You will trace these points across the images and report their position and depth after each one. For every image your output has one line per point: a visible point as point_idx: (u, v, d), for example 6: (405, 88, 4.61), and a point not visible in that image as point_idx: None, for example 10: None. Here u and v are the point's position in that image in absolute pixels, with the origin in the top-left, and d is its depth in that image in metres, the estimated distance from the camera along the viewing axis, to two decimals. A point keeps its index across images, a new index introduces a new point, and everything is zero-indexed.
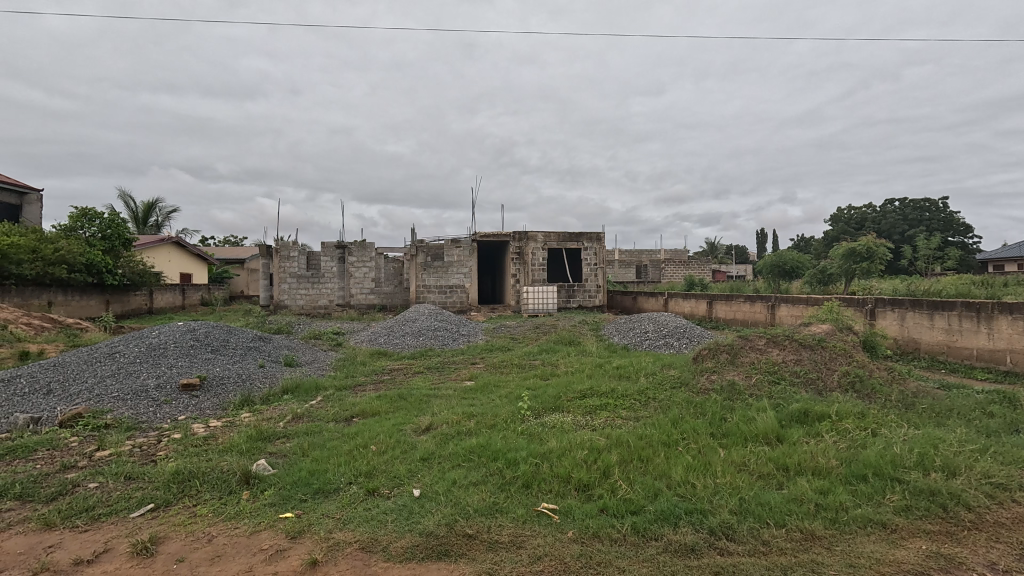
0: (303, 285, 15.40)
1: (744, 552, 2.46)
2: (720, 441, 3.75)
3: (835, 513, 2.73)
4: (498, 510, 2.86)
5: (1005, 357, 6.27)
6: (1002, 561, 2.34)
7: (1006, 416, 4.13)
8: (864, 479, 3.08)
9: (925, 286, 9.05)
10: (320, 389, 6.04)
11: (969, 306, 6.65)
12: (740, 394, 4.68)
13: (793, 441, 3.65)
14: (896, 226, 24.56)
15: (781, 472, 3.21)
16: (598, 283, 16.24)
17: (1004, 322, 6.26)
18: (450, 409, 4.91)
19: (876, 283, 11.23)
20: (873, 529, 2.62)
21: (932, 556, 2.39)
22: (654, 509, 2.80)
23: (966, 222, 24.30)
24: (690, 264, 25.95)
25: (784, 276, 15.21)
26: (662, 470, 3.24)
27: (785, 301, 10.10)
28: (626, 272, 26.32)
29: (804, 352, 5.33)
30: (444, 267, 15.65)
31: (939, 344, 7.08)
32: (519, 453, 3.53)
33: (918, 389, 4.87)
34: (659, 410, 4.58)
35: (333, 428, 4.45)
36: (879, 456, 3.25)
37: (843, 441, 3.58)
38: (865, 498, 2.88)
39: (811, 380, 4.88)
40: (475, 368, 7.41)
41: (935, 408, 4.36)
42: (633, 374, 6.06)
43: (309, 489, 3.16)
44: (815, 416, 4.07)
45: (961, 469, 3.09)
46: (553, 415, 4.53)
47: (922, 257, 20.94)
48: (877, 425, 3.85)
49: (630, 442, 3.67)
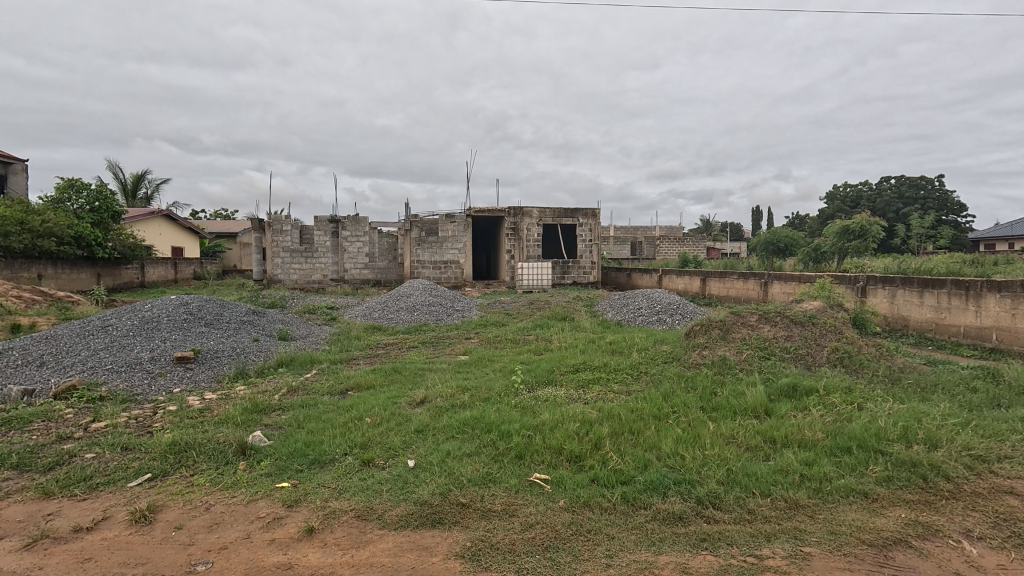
0: (297, 260, 15.28)
1: (730, 520, 2.54)
2: (710, 414, 3.81)
3: (819, 483, 2.81)
4: (492, 480, 2.92)
5: (991, 335, 6.37)
6: (977, 529, 2.43)
7: (989, 391, 4.22)
8: (848, 451, 3.16)
9: (915, 264, 9.12)
10: (314, 363, 6.07)
11: (960, 283, 6.71)
12: (731, 369, 4.76)
13: (780, 415, 3.73)
14: (890, 204, 24.65)
15: (768, 444, 3.28)
16: (593, 259, 16.23)
17: (992, 300, 6.35)
18: (444, 382, 4.96)
19: (869, 261, 11.30)
20: (855, 498, 2.70)
21: (911, 524, 2.47)
22: (643, 479, 2.87)
23: (961, 201, 24.36)
24: (686, 240, 26.03)
25: (778, 253, 15.22)
26: (652, 442, 3.31)
27: (778, 279, 10.16)
28: (621, 249, 26.46)
29: (794, 329, 5.38)
30: (438, 242, 15.56)
31: (927, 321, 7.17)
32: (512, 426, 3.59)
33: (905, 364, 4.96)
34: (650, 384, 4.65)
35: (329, 400, 4.49)
36: (864, 429, 3.32)
37: (829, 415, 3.65)
38: (848, 469, 2.95)
39: (800, 356, 4.95)
40: (469, 343, 7.44)
41: (921, 382, 4.45)
42: (626, 349, 6.12)
43: (305, 460, 3.21)
44: (803, 390, 4.14)
45: (943, 442, 3.17)
46: (546, 389, 4.59)
47: (914, 235, 21.10)
48: (863, 400, 3.92)
49: (622, 414, 3.74)
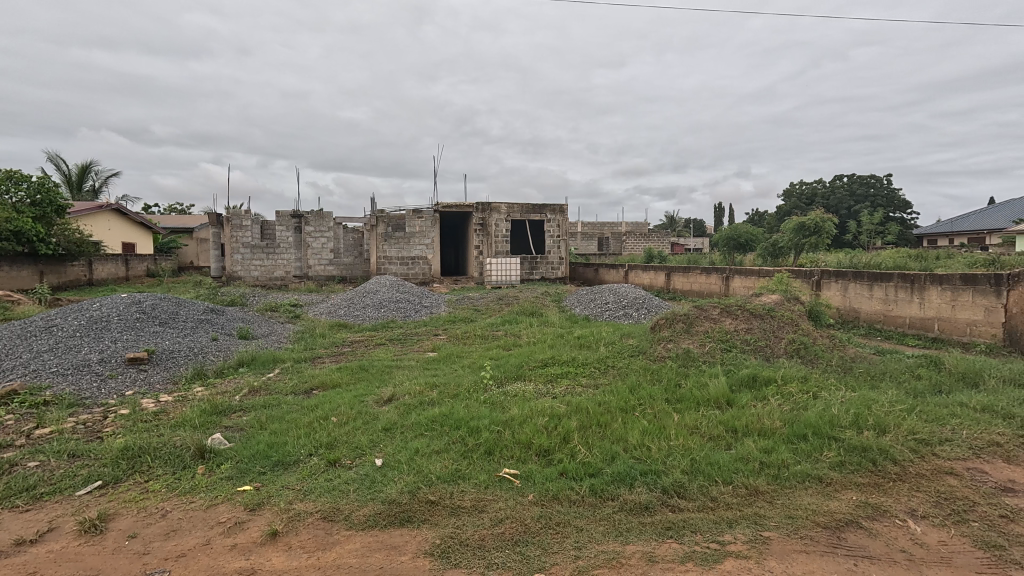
0: (258, 256, 14.81)
1: (694, 508, 2.61)
2: (674, 406, 3.91)
3: (777, 470, 2.92)
4: (460, 477, 2.91)
5: (933, 325, 6.76)
6: (921, 508, 2.58)
7: (932, 377, 4.49)
8: (804, 438, 3.29)
9: (865, 259, 9.58)
10: (277, 362, 5.91)
11: (905, 277, 7.08)
12: (694, 361, 4.89)
13: (741, 405, 3.86)
14: (843, 201, 25.78)
15: (730, 433, 3.39)
16: (561, 254, 16.36)
17: (934, 293, 6.73)
18: (412, 379, 4.91)
19: (822, 255, 11.82)
20: (811, 483, 2.82)
21: (861, 505, 2.61)
22: (611, 471, 2.92)
23: (908, 199, 25.68)
24: (651, 236, 26.54)
25: (739, 248, 15.71)
26: (619, 434, 3.37)
27: (738, 273, 10.49)
28: (589, 244, 26.77)
29: (754, 321, 5.56)
30: (405, 238, 15.37)
31: (876, 312, 7.54)
32: (481, 421, 3.58)
33: (856, 354, 5.21)
34: (617, 377, 4.74)
35: (292, 400, 4.39)
36: (818, 416, 3.47)
37: (786, 404, 3.80)
38: (804, 455, 3.08)
39: (759, 348, 5.14)
40: (437, 339, 7.40)
41: (870, 371, 4.69)
42: (593, 343, 6.21)
43: (268, 461, 3.12)
44: (763, 380, 4.29)
45: (891, 427, 3.34)
46: (514, 383, 4.61)
47: (865, 231, 22.14)
48: (817, 388, 4.10)
49: (589, 408, 3.79)
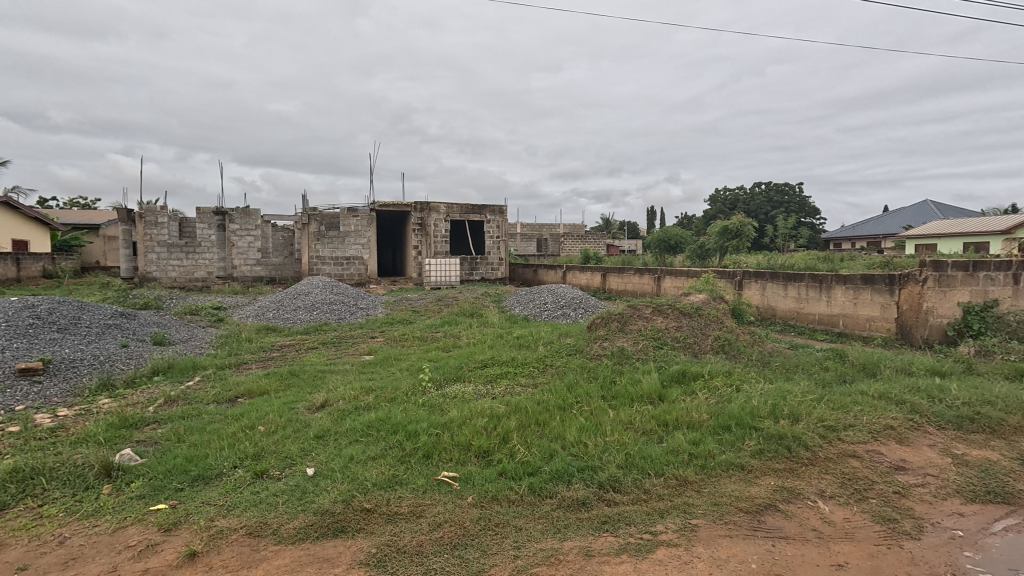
0: (176, 255, 13.75)
1: (628, 501, 2.70)
2: (610, 402, 4.03)
3: (704, 460, 3.08)
4: (398, 482, 2.84)
5: (839, 321, 7.40)
6: (829, 489, 2.82)
7: (837, 369, 4.91)
8: (728, 429, 3.50)
9: (781, 260, 10.34)
10: (197, 369, 5.51)
11: (814, 277, 7.71)
12: (628, 358, 5.07)
13: (672, 399, 4.04)
14: (761, 207, 27.73)
15: (661, 427, 3.55)
16: (500, 255, 16.42)
17: (839, 291, 7.37)
18: (347, 384, 4.74)
19: (743, 257, 12.64)
20: (734, 471, 3.00)
21: (779, 490, 2.80)
22: (549, 469, 2.95)
23: (816, 206, 28.01)
24: (588, 238, 27.27)
25: (669, 250, 16.47)
26: (557, 432, 3.42)
27: (669, 274, 10.99)
28: (528, 245, 27.08)
29: (683, 319, 5.84)
30: (340, 237, 14.83)
31: (791, 310, 8.16)
32: (420, 425, 3.52)
33: (773, 349, 5.61)
34: (555, 376, 4.82)
35: (215, 409, 4.10)
36: (741, 408, 3.69)
37: (712, 397, 4.02)
38: (728, 445, 3.28)
39: (688, 345, 5.40)
40: (374, 342, 7.19)
41: (785, 364, 5.06)
42: (532, 343, 6.27)
43: (186, 477, 2.89)
44: (691, 375, 4.52)
45: (803, 416, 3.62)
46: (454, 385, 4.57)
47: (780, 235, 23.92)
48: (740, 382, 4.37)
49: (528, 407, 3.82)
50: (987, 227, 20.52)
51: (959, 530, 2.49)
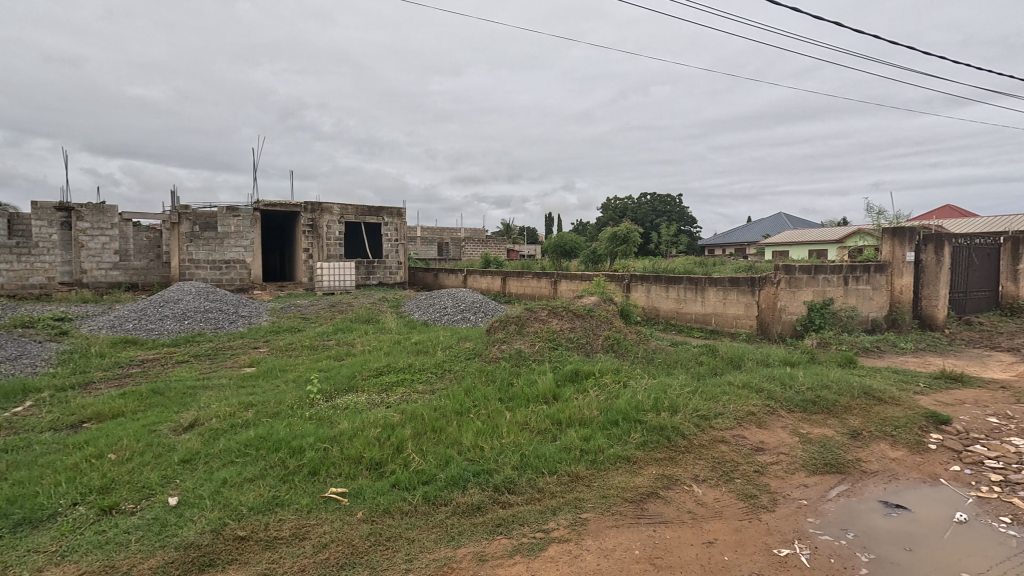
0: (3, 258, 11.59)
1: (523, 502, 2.73)
2: (507, 405, 4.07)
3: (594, 455, 3.22)
4: (278, 504, 2.62)
5: (711, 320, 8.19)
6: (702, 474, 3.08)
7: (710, 362, 5.43)
8: (615, 424, 3.69)
9: (663, 264, 11.24)
10: (28, 392, 4.66)
11: (691, 280, 8.46)
12: (525, 360, 5.17)
13: (565, 398, 4.17)
14: (647, 216, 30.01)
15: (555, 426, 3.65)
16: (399, 259, 15.99)
17: (711, 292, 8.16)
18: (222, 400, 4.29)
19: (631, 262, 13.55)
20: (621, 463, 3.17)
21: (659, 478, 3.01)
22: (445, 476, 2.90)
23: (693, 216, 30.93)
24: (489, 242, 27.59)
25: (565, 255, 17.17)
26: (453, 438, 3.37)
27: (564, 277, 11.43)
28: (428, 249, 26.73)
29: (577, 321, 6.08)
30: (217, 239, 13.49)
31: (672, 310, 8.87)
32: (306, 440, 3.28)
33: (657, 346, 6.06)
34: (453, 381, 4.76)
35: (50, 438, 3.48)
36: (627, 403, 3.92)
37: (602, 394, 4.22)
38: (616, 439, 3.46)
39: (581, 345, 5.64)
40: (257, 352, 6.62)
41: (667, 360, 5.48)
42: (430, 348, 6.16)
43: (5, 522, 2.41)
44: (583, 374, 4.72)
45: (681, 407, 3.93)
46: (346, 396, 4.33)
47: (663, 241, 26.05)
48: (627, 378, 4.65)
49: (424, 414, 3.73)
50: (826, 237, 24.22)
51: (804, 500, 2.85)
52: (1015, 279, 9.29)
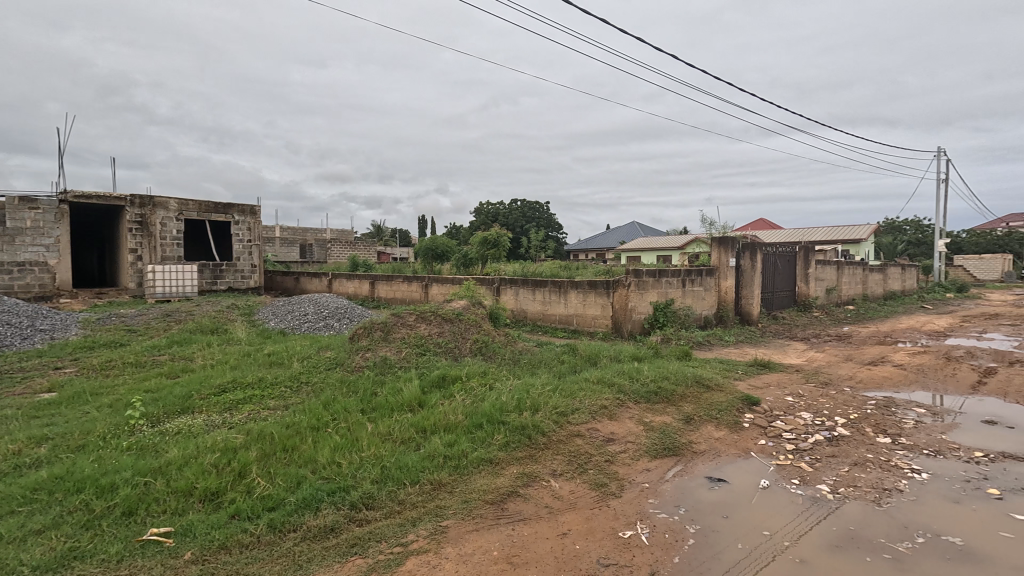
0: None
1: (381, 517, 2.62)
2: (369, 415, 3.90)
3: (457, 460, 3.22)
4: (78, 557, 2.18)
5: (573, 320, 8.73)
6: (559, 468, 3.25)
7: (571, 361, 5.77)
8: (480, 427, 3.74)
9: (531, 268, 11.72)
10: None
11: (555, 283, 8.93)
12: (391, 368, 5.01)
13: (431, 404, 4.11)
14: (518, 221, 31.13)
15: (420, 434, 3.58)
16: (253, 261, 14.51)
17: (573, 294, 8.70)
18: (4, 435, 3.48)
19: (502, 265, 13.92)
20: (484, 466, 3.21)
21: (520, 476, 3.10)
22: (295, 499, 2.67)
23: (559, 222, 32.84)
24: (357, 245, 26.38)
25: (437, 258, 17.06)
26: (307, 456, 3.13)
27: (435, 281, 11.32)
28: (289, 251, 24.71)
29: (445, 325, 6.06)
30: (7, 236, 10.99)
31: (538, 312, 9.28)
32: (120, 475, 2.79)
33: (523, 347, 6.28)
34: (310, 394, 4.43)
35: None
36: (492, 405, 3.99)
37: (468, 398, 4.24)
38: (479, 442, 3.49)
39: (449, 349, 5.63)
40: (60, 374, 5.49)
41: (532, 360, 5.71)
42: (285, 360, 5.67)
43: None
44: (450, 379, 4.70)
45: (542, 406, 4.10)
46: (178, 419, 3.79)
47: (533, 246, 27.25)
48: (493, 381, 4.74)
49: (273, 433, 3.41)
50: (670, 244, 27.36)
51: (646, 483, 3.16)
52: (805, 281, 11.37)
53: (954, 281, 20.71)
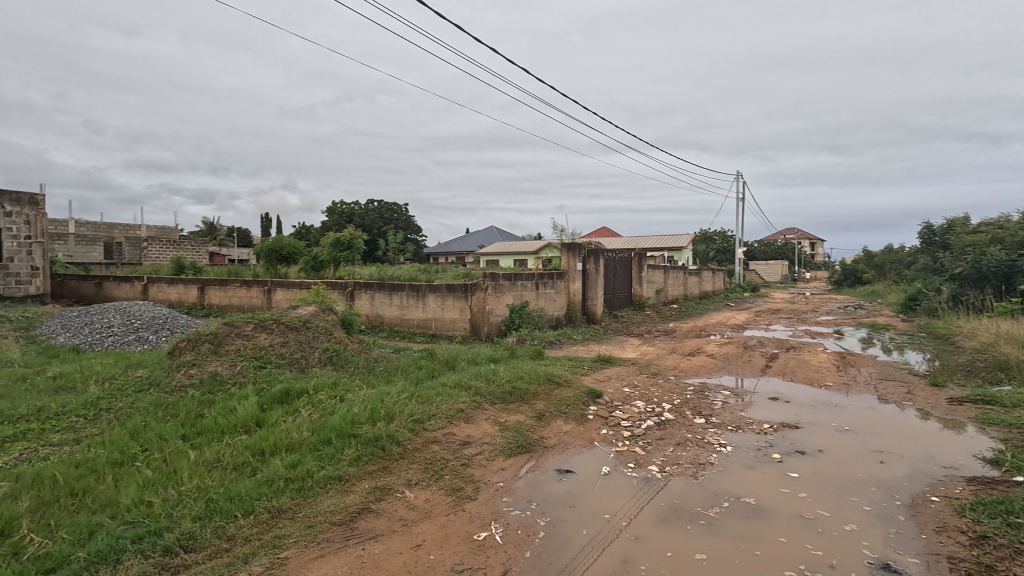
0: None
1: (204, 559, 2.27)
2: (192, 442, 3.38)
3: (301, 482, 2.94)
4: None
5: (432, 324, 8.63)
6: (414, 478, 3.16)
7: (428, 366, 5.68)
8: (328, 443, 3.47)
9: (388, 272, 11.33)
10: None
11: (413, 287, 8.74)
12: (222, 385, 4.42)
13: (271, 423, 3.70)
14: (374, 222, 29.96)
15: (256, 457, 3.21)
16: (34, 263, 11.74)
17: (432, 298, 8.60)
18: None
19: (356, 268, 13.24)
20: (332, 485, 2.97)
21: (372, 491, 2.94)
22: (86, 553, 2.20)
23: (418, 225, 32.39)
24: (184, 244, 22.98)
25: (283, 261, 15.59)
26: (106, 498, 2.62)
27: (279, 285, 10.31)
28: (89, 251, 20.55)
29: (289, 334, 5.53)
30: None
31: (395, 317, 9.00)
32: None
33: (378, 354, 6.01)
34: (113, 423, 3.70)
35: None
36: (342, 418, 3.73)
37: (315, 413, 3.91)
38: (327, 459, 3.24)
39: (294, 360, 5.15)
40: None
41: (387, 368, 5.49)
42: (79, 383, 4.66)
43: None
44: (295, 393, 4.29)
45: (397, 414, 3.95)
46: None
47: (391, 249, 26.44)
48: (344, 392, 4.44)
49: (57, 475, 2.76)
50: (525, 249, 28.72)
51: (501, 482, 3.22)
52: (640, 283, 12.79)
53: (749, 281, 25.08)
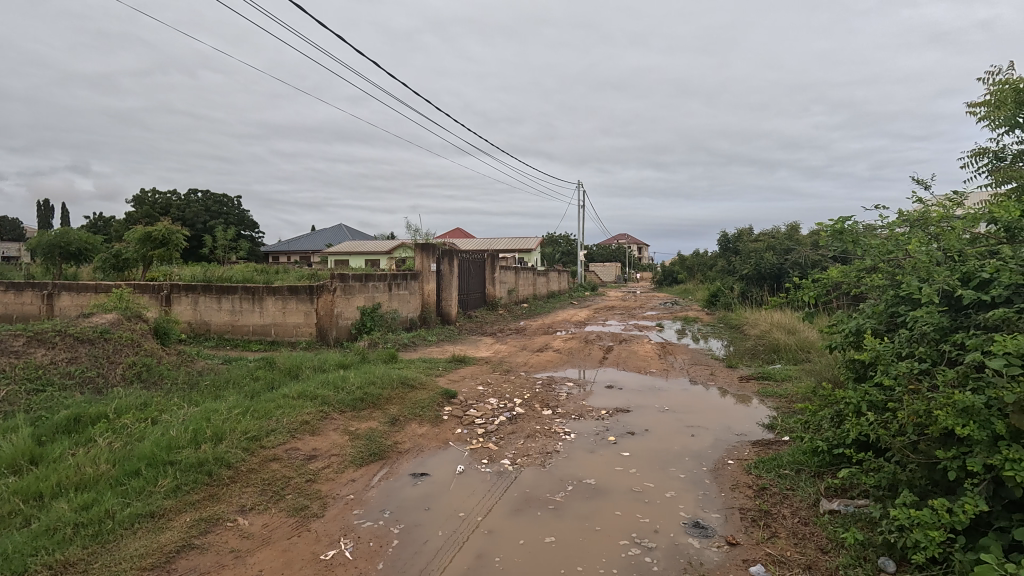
0: None
1: None
2: None
3: (97, 526, 2.44)
4: None
5: (271, 330, 7.83)
6: (249, 502, 2.83)
7: (266, 376, 5.13)
8: (135, 474, 2.93)
9: (216, 272, 10.00)
10: None
11: (247, 289, 7.83)
12: None
13: (52, 459, 3.00)
14: (198, 216, 26.18)
15: (30, 504, 2.58)
16: None
17: (270, 301, 7.79)
18: None
19: (174, 268, 11.39)
20: (140, 524, 2.52)
21: (195, 524, 2.56)
22: None
23: (254, 221, 29.17)
24: None
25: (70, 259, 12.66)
26: None
27: (65, 289, 8.42)
28: None
29: (80, 348, 4.54)
30: None
31: (225, 324, 7.97)
32: None
33: (204, 366, 5.26)
34: None
35: None
36: (154, 444, 3.17)
37: (117, 441, 3.27)
38: (134, 494, 2.73)
39: (86, 380, 4.23)
40: None
41: (215, 381, 4.82)
42: None
43: None
44: (89, 420, 3.54)
45: (227, 433, 3.49)
46: None
47: (220, 246, 23.35)
48: (157, 413, 3.79)
49: None
50: (378, 249, 27.67)
51: (351, 495, 3.05)
52: (492, 283, 13.18)
53: (589, 282, 27.45)
